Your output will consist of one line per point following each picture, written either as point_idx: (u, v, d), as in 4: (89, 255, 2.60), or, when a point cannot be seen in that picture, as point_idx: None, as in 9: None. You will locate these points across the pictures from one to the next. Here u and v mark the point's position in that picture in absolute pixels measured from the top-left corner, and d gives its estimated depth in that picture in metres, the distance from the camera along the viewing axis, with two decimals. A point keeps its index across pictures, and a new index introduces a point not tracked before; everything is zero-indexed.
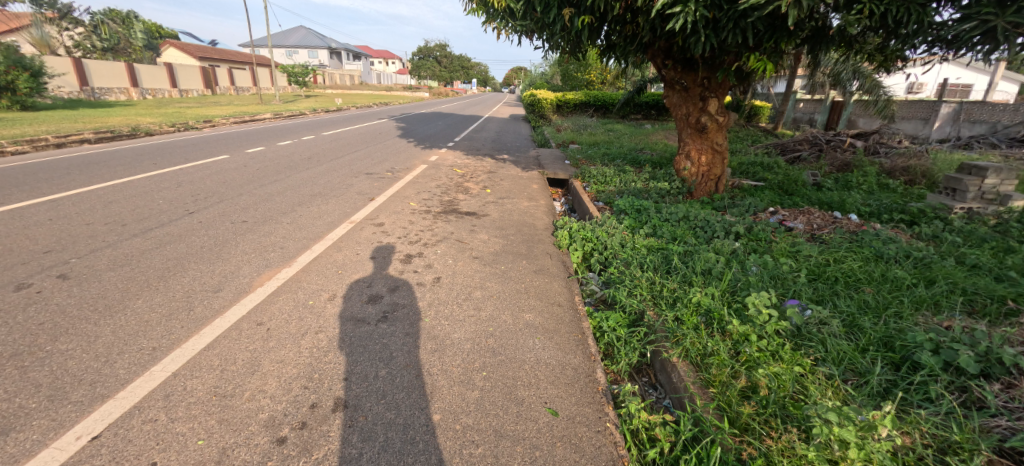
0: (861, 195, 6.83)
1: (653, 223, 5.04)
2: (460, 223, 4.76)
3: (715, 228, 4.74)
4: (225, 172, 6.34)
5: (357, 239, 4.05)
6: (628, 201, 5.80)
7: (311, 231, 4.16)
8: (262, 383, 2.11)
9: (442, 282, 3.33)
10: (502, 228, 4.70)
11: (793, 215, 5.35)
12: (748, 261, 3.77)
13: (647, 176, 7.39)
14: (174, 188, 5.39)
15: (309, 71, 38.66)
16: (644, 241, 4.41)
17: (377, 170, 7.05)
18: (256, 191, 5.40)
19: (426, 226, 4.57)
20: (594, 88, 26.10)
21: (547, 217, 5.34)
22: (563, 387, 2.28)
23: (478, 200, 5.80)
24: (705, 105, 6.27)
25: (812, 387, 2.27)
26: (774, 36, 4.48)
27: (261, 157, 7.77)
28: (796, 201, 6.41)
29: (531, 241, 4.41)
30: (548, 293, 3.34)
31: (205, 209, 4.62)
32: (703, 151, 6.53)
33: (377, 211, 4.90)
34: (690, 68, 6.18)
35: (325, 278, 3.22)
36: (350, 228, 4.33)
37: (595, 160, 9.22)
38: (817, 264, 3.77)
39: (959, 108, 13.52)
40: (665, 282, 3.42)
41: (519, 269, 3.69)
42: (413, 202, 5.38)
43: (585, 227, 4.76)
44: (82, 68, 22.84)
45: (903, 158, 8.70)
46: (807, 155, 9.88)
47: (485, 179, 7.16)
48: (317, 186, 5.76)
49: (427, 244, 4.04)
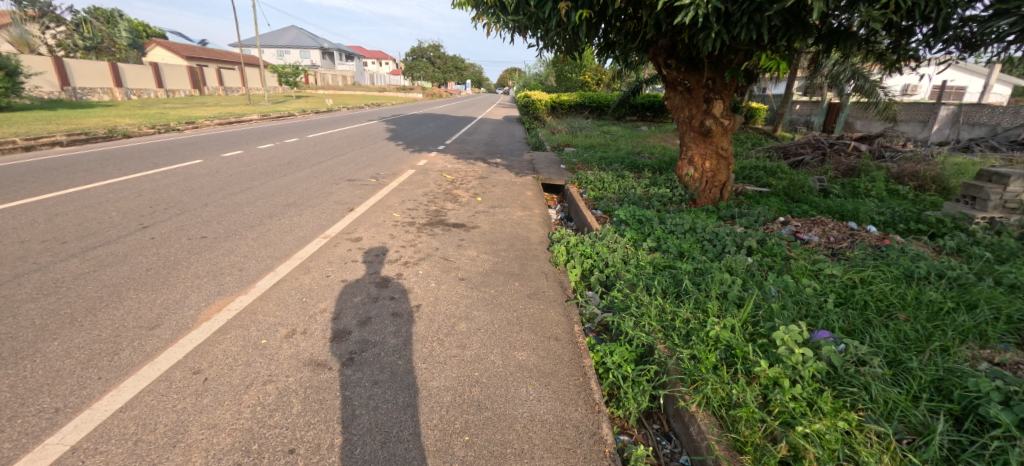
0: (873, 203, 6.47)
1: (657, 237, 4.64)
2: (446, 237, 4.33)
3: (725, 242, 4.35)
4: (194, 179, 5.88)
5: (330, 257, 3.61)
6: (628, 210, 5.41)
7: (277, 248, 3.72)
8: (182, 461, 1.66)
9: (422, 311, 2.90)
10: (493, 243, 4.26)
11: (806, 226, 4.97)
12: (766, 282, 3.38)
13: (647, 182, 6.99)
14: (133, 197, 4.93)
15: (300, 72, 38.08)
16: (649, 257, 4.00)
17: (361, 176, 6.61)
18: (224, 201, 4.95)
19: (408, 240, 4.13)
20: (589, 90, 25.79)
21: (542, 229, 4.92)
22: (563, 456, 1.86)
23: (468, 209, 5.37)
24: (709, 107, 5.89)
25: (865, 453, 1.87)
26: (788, 32, 4.09)
27: (238, 161, 7.31)
28: (805, 209, 6.04)
29: (525, 258, 3.98)
30: (544, 323, 2.91)
31: (162, 223, 4.17)
32: (707, 157, 6.14)
33: (355, 223, 4.46)
34: (694, 67, 5.78)
35: (285, 309, 2.78)
36: (322, 244, 3.88)
37: (591, 164, 8.82)
38: (843, 286, 3.37)
39: (958, 110, 13.28)
40: (674, 308, 3.02)
41: (511, 293, 3.26)
42: (396, 213, 4.94)
43: (583, 242, 4.33)
44: (64, 67, 22.20)
45: (910, 162, 8.37)
46: (810, 159, 9.51)
47: (476, 185, 6.76)
48: (293, 195, 5.32)
49: (408, 264, 3.61)
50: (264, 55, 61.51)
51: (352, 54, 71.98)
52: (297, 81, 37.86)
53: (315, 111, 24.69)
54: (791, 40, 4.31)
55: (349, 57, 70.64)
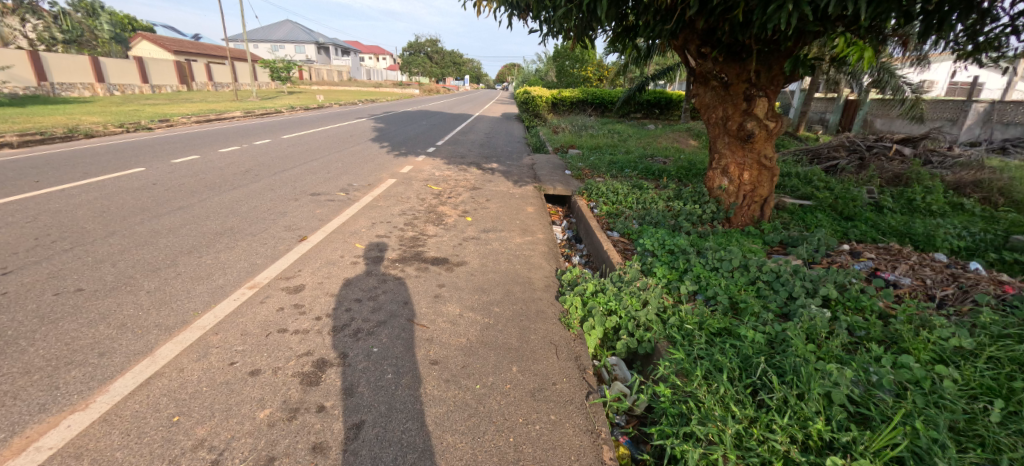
0: (942, 222, 5.37)
1: (696, 276, 3.58)
2: (420, 282, 3.22)
3: (791, 286, 3.28)
4: (119, 195, 4.79)
5: (247, 324, 2.52)
6: (655, 236, 4.34)
7: (176, 310, 2.63)
8: None
9: (363, 439, 1.80)
10: (483, 291, 3.16)
11: (885, 261, 3.89)
12: (873, 368, 2.36)
13: (669, 194, 5.91)
14: (20, 223, 3.83)
15: (293, 67, 36.84)
16: (695, 314, 2.98)
17: (328, 189, 5.52)
18: (139, 228, 3.85)
19: (368, 290, 3.03)
20: (591, 85, 24.83)
21: (547, 264, 3.80)
22: None
23: (454, 235, 4.29)
24: (750, 107, 4.80)
25: None
26: (880, 7, 3.03)
27: (188, 169, 6.21)
28: (866, 230, 4.97)
29: (526, 317, 2.87)
30: (559, 457, 1.81)
31: (35, 265, 3.08)
32: (746, 166, 5.06)
33: (300, 262, 3.37)
34: (735, 58, 4.68)
35: (131, 446, 1.69)
36: (245, 299, 2.79)
37: (600, 169, 7.76)
38: (993, 376, 2.29)
39: (990, 108, 12.12)
40: (761, 426, 1.95)
41: (507, 391, 2.16)
42: (360, 243, 3.85)
43: (604, 288, 3.22)
44: (39, 61, 20.99)
45: (967, 170, 7.26)
46: (846, 163, 8.38)
47: (467, 199, 5.68)
48: (234, 217, 4.23)
49: (359, 334, 2.51)
50: (258, 50, 60.18)
51: (349, 49, 70.40)
52: (289, 76, 36.65)
53: (305, 107, 23.36)
54: (881, 15, 3.22)
55: (346, 52, 69.29)
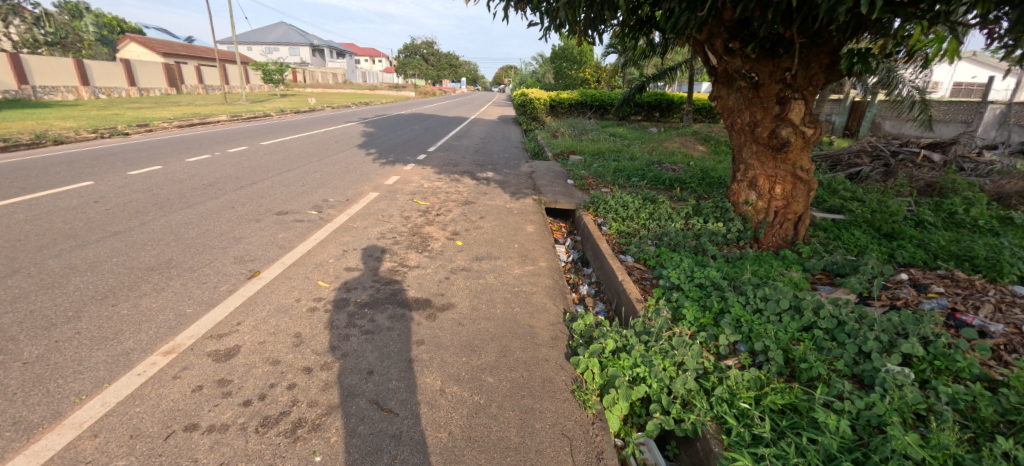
0: (998, 240, 4.73)
1: (736, 320, 2.89)
2: (392, 338, 2.52)
3: (860, 336, 2.58)
4: (48, 216, 4.08)
5: (143, 418, 1.82)
6: (679, 266, 3.67)
7: (50, 395, 1.92)
8: None
9: None
10: (474, 350, 2.48)
11: (960, 297, 3.21)
12: None
13: (687, 209, 5.23)
14: None
15: (285, 69, 36.13)
16: (747, 381, 2.28)
17: (299, 206, 4.83)
18: (53, 263, 3.15)
19: (323, 353, 2.33)
20: (589, 85, 24.27)
21: (553, 305, 3.12)
22: None
23: (441, 264, 3.62)
24: (784, 111, 4.12)
25: None
26: None
27: (144, 182, 5.51)
28: (919, 251, 4.29)
29: (530, 392, 2.18)
30: None
31: None
32: (778, 178, 4.38)
33: (244, 310, 2.68)
34: (768, 53, 4.01)
35: None
36: (153, 373, 2.09)
37: (606, 178, 7.11)
38: None
39: (1006, 109, 11.44)
40: None
41: None
42: (324, 280, 3.16)
43: (627, 345, 2.52)
44: (21, 64, 20.22)
45: (1007, 177, 6.62)
46: (870, 170, 7.76)
47: (459, 215, 5.03)
48: (175, 246, 3.53)
49: (298, 431, 1.81)
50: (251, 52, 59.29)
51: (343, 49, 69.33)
52: (282, 78, 35.95)
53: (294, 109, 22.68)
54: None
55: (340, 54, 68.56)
